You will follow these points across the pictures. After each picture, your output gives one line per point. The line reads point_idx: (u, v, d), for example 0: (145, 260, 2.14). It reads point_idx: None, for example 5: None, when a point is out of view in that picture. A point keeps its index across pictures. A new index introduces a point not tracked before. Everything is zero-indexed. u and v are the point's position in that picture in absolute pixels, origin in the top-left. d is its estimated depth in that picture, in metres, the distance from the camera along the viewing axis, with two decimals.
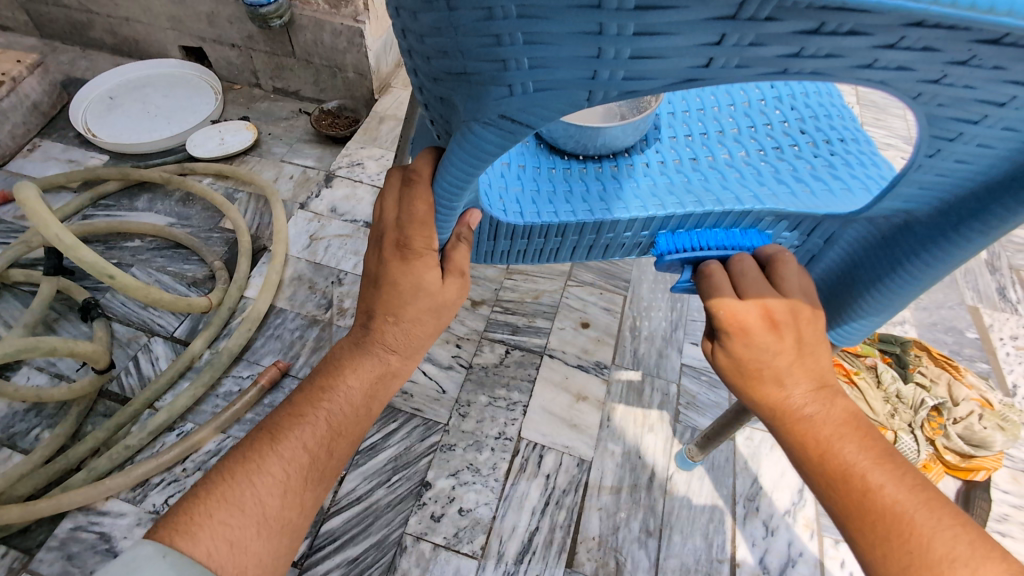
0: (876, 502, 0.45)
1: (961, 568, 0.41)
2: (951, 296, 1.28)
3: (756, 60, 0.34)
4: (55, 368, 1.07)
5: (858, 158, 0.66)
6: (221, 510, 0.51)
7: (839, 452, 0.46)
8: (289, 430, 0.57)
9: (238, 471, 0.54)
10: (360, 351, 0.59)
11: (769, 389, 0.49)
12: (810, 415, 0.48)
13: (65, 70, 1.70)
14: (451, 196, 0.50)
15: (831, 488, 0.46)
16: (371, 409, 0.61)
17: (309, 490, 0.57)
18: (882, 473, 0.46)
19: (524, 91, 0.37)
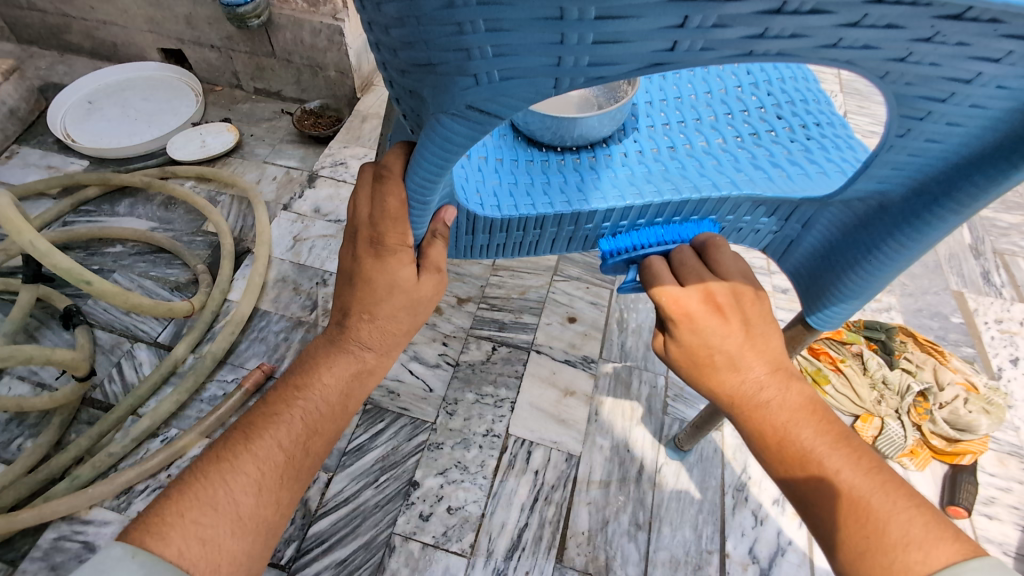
0: (824, 483, 0.45)
1: (915, 552, 0.41)
2: (936, 282, 1.29)
3: (721, 42, 0.34)
4: (37, 377, 1.06)
5: (834, 141, 0.66)
6: (193, 510, 0.50)
7: (795, 438, 0.47)
8: (263, 430, 0.57)
9: (212, 471, 0.53)
10: (336, 349, 0.59)
11: (715, 378, 0.49)
12: (761, 399, 0.48)
13: (42, 75, 1.68)
14: (421, 190, 0.49)
15: (787, 469, 0.47)
16: (348, 407, 0.61)
17: (285, 491, 0.56)
18: (833, 454, 0.46)
19: (489, 80, 0.36)
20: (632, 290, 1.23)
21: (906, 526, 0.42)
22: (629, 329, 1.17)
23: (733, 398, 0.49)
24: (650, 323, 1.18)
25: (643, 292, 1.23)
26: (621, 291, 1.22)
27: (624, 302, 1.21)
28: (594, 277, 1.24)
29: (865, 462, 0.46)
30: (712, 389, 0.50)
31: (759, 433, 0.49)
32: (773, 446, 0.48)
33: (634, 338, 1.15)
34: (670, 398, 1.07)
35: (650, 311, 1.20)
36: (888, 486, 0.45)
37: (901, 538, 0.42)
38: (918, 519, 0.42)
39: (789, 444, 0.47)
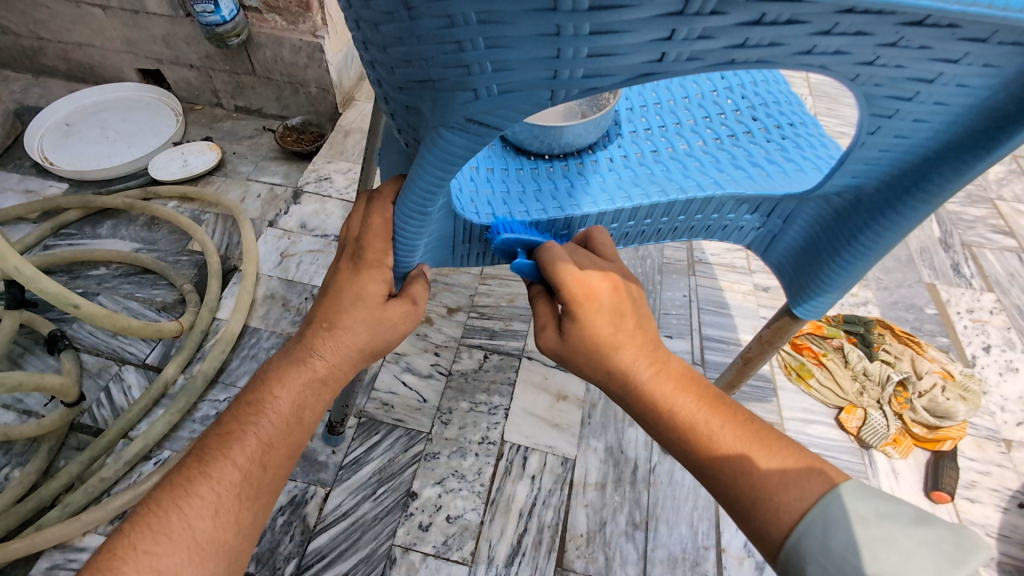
0: (709, 445, 0.51)
1: (791, 488, 0.47)
2: (909, 275, 1.34)
3: (705, 52, 0.37)
4: (23, 404, 1.04)
5: (808, 140, 0.69)
6: (146, 539, 0.48)
7: (675, 407, 0.52)
8: (216, 449, 0.53)
9: (165, 497, 0.50)
10: (291, 359, 0.56)
11: (611, 358, 0.53)
12: (647, 377, 0.53)
13: (17, 99, 1.66)
14: (409, 222, 0.52)
15: (672, 437, 0.53)
16: (305, 418, 0.57)
17: (245, 511, 0.52)
18: (711, 420, 0.52)
19: (488, 94, 0.39)
20: None
21: (775, 473, 0.48)
22: None
23: (625, 381, 0.54)
24: None
25: None
26: None
27: None
28: None
29: (741, 423, 0.52)
30: (608, 373, 0.54)
31: (645, 406, 0.53)
32: (658, 419, 0.53)
33: None
34: None
35: None
36: (765, 440, 0.50)
37: (776, 483, 0.47)
38: (786, 465, 0.48)
39: (674, 415, 0.52)
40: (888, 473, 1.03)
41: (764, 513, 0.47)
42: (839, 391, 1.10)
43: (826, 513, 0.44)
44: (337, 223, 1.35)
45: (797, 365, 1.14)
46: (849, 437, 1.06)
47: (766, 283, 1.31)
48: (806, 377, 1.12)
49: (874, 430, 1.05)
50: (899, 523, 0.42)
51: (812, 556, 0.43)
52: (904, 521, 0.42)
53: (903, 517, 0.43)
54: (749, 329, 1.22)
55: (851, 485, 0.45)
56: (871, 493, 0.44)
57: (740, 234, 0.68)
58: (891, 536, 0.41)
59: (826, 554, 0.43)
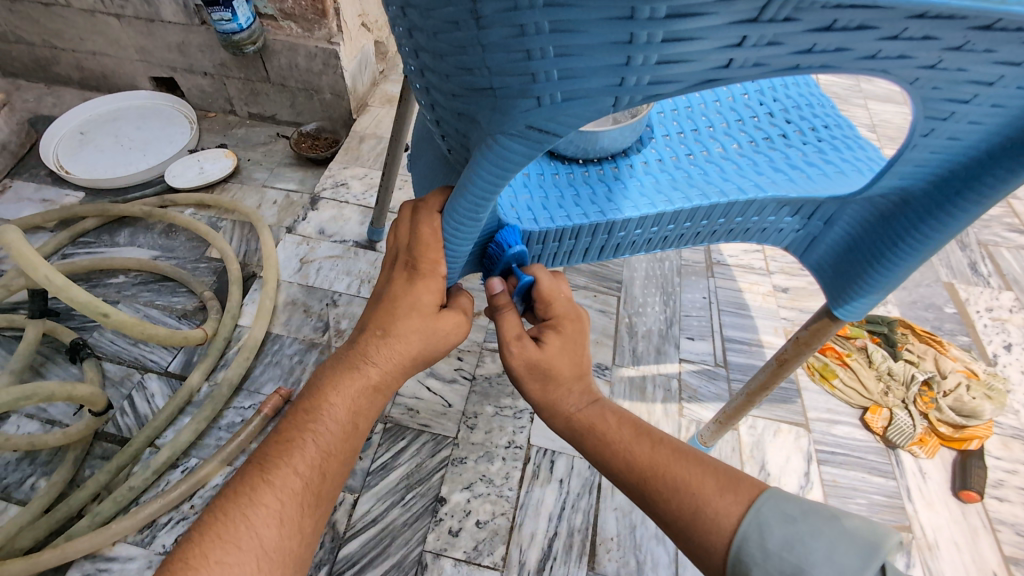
0: (642, 466, 0.56)
1: (699, 501, 0.52)
2: (927, 274, 1.34)
3: (771, 57, 0.36)
4: (47, 414, 1.04)
5: (844, 143, 0.70)
6: (218, 548, 0.48)
7: (600, 432, 0.59)
8: (277, 458, 0.54)
9: (230, 505, 0.51)
10: (343, 368, 0.56)
11: (554, 391, 0.60)
12: (578, 411, 0.60)
13: (30, 108, 1.66)
14: (461, 227, 0.52)
15: (611, 464, 0.58)
16: (361, 425, 0.57)
17: (306, 517, 0.53)
18: (643, 443, 0.57)
19: (552, 101, 0.39)
20: (638, 296, 1.25)
21: (708, 483, 0.53)
22: (639, 334, 1.19)
23: (563, 415, 0.61)
24: (659, 327, 1.20)
25: (649, 298, 1.25)
26: (628, 298, 1.25)
27: (631, 308, 1.23)
28: (600, 286, 1.27)
29: (670, 445, 0.57)
30: (550, 405, 0.61)
31: (584, 436, 0.60)
32: (594, 446, 0.59)
33: (645, 342, 1.18)
34: (684, 400, 1.10)
35: (657, 316, 1.22)
36: (693, 455, 0.56)
37: (709, 493, 0.52)
38: (717, 475, 0.53)
39: (611, 441, 0.58)
40: (915, 473, 1.03)
41: (704, 524, 0.51)
42: (863, 391, 1.10)
43: (759, 518, 0.48)
44: (355, 229, 1.35)
45: (820, 365, 1.14)
46: (875, 437, 1.07)
47: (784, 284, 1.31)
48: (830, 378, 1.12)
49: (900, 429, 1.05)
50: (820, 518, 0.47)
51: (755, 561, 0.47)
52: (823, 516, 0.47)
53: (823, 513, 0.47)
54: (770, 330, 1.22)
55: (773, 489, 0.51)
56: (790, 494, 0.49)
57: (779, 236, 0.69)
58: (817, 533, 0.46)
59: (766, 557, 0.47)
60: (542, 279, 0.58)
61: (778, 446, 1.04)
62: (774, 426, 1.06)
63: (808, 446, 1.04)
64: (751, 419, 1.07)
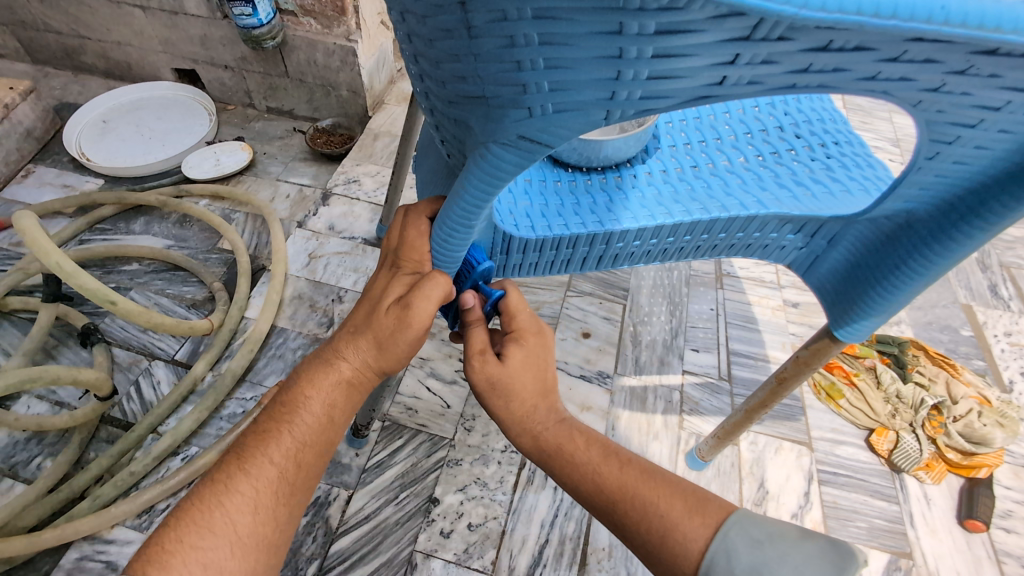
0: (609, 488, 0.55)
1: (669, 528, 0.50)
2: (944, 295, 1.30)
3: (767, 75, 0.36)
4: (56, 396, 1.07)
5: (854, 160, 0.69)
6: (192, 533, 0.49)
7: (568, 454, 0.57)
8: (254, 448, 0.55)
9: (208, 493, 0.52)
10: (322, 363, 0.57)
11: (520, 409, 0.57)
12: (543, 431, 0.59)
13: (57, 95, 1.70)
14: (451, 235, 0.52)
15: (579, 487, 0.56)
16: (337, 419, 0.58)
17: (282, 507, 0.54)
18: (609, 464, 0.56)
19: (543, 113, 0.38)
20: (645, 305, 1.24)
21: (676, 507, 0.52)
22: (643, 344, 1.18)
23: (532, 435, 0.59)
24: (664, 337, 1.19)
25: (656, 307, 1.24)
26: (634, 307, 1.24)
27: (636, 317, 1.22)
28: (607, 293, 1.26)
29: (637, 465, 0.56)
30: (515, 422, 0.58)
31: (552, 456, 0.58)
32: (560, 466, 0.58)
33: (648, 352, 1.16)
34: (685, 413, 1.09)
35: (662, 326, 1.21)
36: (660, 476, 0.55)
37: (677, 517, 0.51)
38: (683, 498, 0.52)
39: (577, 464, 0.57)
40: (919, 499, 1.00)
41: (672, 549, 0.50)
42: (870, 412, 1.07)
43: (726, 545, 0.48)
44: (364, 226, 1.36)
45: (827, 385, 1.12)
46: (880, 460, 1.04)
47: (795, 299, 1.29)
48: (836, 397, 1.10)
49: (906, 453, 1.03)
50: (788, 543, 0.46)
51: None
52: (789, 540, 0.46)
53: (790, 536, 0.46)
54: (778, 345, 1.20)
55: (742, 511, 0.50)
56: (759, 518, 0.48)
57: (782, 252, 0.68)
58: (783, 558, 0.45)
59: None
60: (510, 293, 0.58)
61: (779, 464, 1.02)
62: (775, 443, 1.04)
63: (810, 465, 1.02)
64: (752, 435, 1.05)
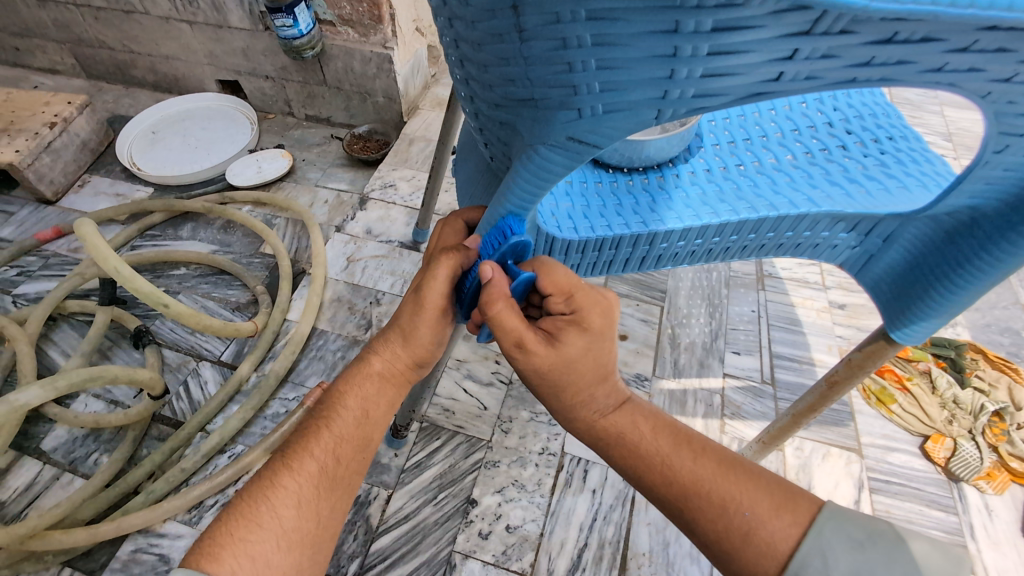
0: (681, 480, 0.53)
1: (758, 531, 0.50)
2: (1004, 296, 1.24)
3: (826, 71, 0.35)
4: (111, 395, 1.11)
5: (909, 155, 0.66)
6: (241, 527, 0.50)
7: (630, 440, 0.56)
8: (297, 445, 0.56)
9: (254, 489, 0.53)
10: (356, 362, 0.60)
11: (575, 399, 0.55)
12: (607, 419, 0.57)
13: (109, 108, 1.79)
14: (497, 234, 0.52)
15: (647, 476, 0.55)
16: (374, 413, 0.59)
17: (324, 501, 0.54)
18: (682, 454, 0.55)
19: (592, 114, 0.38)
20: (683, 307, 1.22)
21: (761, 503, 0.51)
22: (682, 346, 1.16)
23: (587, 422, 0.57)
24: (704, 340, 1.17)
25: (694, 309, 1.22)
26: (672, 308, 1.22)
27: (675, 319, 1.20)
28: (643, 295, 1.24)
29: (713, 456, 0.55)
30: (570, 412, 0.57)
31: (611, 442, 0.57)
32: (625, 453, 0.56)
33: (687, 355, 1.14)
34: (727, 416, 1.06)
35: (702, 327, 1.19)
36: (738, 467, 0.54)
37: (763, 512, 0.50)
38: (769, 492, 0.52)
39: (648, 450, 0.56)
40: (980, 509, 0.95)
41: (756, 546, 0.49)
42: (925, 418, 1.03)
43: (819, 543, 0.49)
44: (400, 229, 1.38)
45: (878, 389, 1.07)
46: (936, 468, 0.99)
47: (841, 300, 1.25)
48: (888, 403, 1.06)
49: (964, 462, 0.98)
50: (886, 543, 0.49)
51: None
52: (888, 542, 0.49)
53: (888, 537, 0.49)
54: (824, 348, 1.16)
55: (831, 507, 0.51)
56: (853, 515, 0.50)
57: (833, 252, 0.66)
58: (884, 560, 0.48)
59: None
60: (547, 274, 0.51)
61: (827, 470, 0.98)
62: (822, 449, 1.01)
63: (860, 472, 0.98)
64: (798, 441, 1.02)
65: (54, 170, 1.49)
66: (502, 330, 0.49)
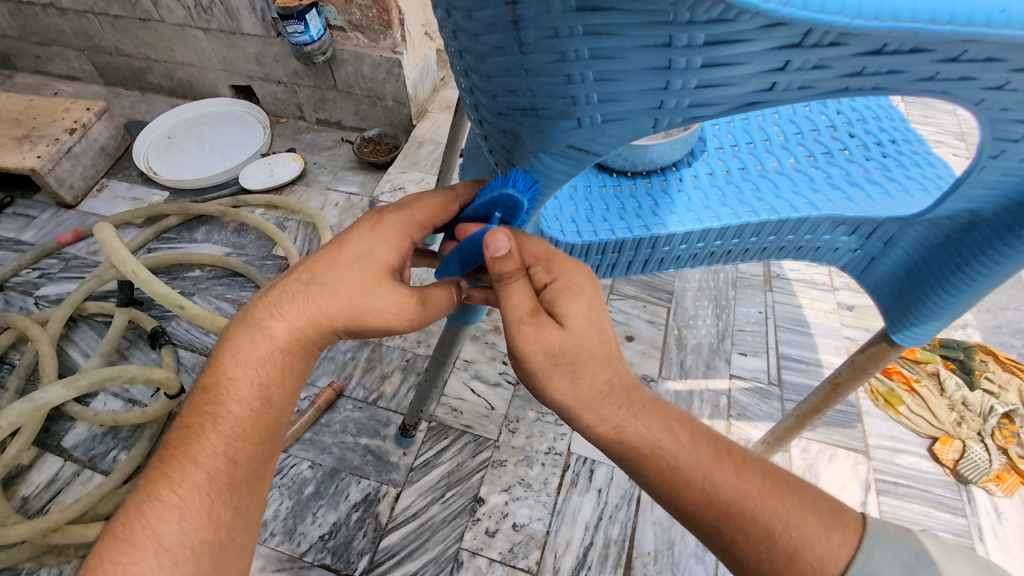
0: (725, 498, 0.48)
1: (808, 553, 0.47)
2: (1016, 297, 1.23)
3: (818, 81, 0.36)
4: (128, 394, 1.14)
5: (912, 159, 0.67)
6: (114, 548, 0.48)
7: (660, 451, 0.49)
8: (182, 449, 0.53)
9: (134, 504, 0.50)
10: (234, 344, 0.53)
11: (599, 396, 0.47)
12: (634, 426, 0.49)
13: (127, 114, 1.83)
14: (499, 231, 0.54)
15: (684, 491, 0.49)
16: (275, 399, 0.53)
17: (219, 505, 0.51)
18: (724, 467, 0.49)
19: (591, 122, 0.40)
20: (690, 308, 1.23)
21: (810, 522, 0.48)
22: (688, 347, 1.16)
23: (612, 426, 0.48)
24: (710, 341, 1.17)
25: (701, 310, 1.22)
26: (678, 309, 1.22)
27: (681, 320, 1.21)
28: (650, 296, 1.25)
29: (754, 469, 0.50)
30: (590, 413, 0.48)
31: (639, 452, 0.49)
32: (660, 468, 0.49)
33: (693, 356, 1.15)
34: (734, 417, 1.07)
35: (708, 329, 1.19)
36: (779, 481, 0.50)
37: (812, 531, 0.47)
38: (817, 511, 0.49)
39: (681, 463, 0.49)
40: (989, 512, 0.95)
41: (803, 569, 0.46)
42: (933, 420, 1.03)
43: (870, 566, 0.46)
44: None
45: (886, 391, 1.07)
46: (945, 470, 0.99)
47: (849, 301, 1.25)
48: (896, 404, 1.05)
49: (973, 464, 0.98)
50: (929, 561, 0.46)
51: None
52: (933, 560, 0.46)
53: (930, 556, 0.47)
54: (831, 349, 1.16)
55: (874, 523, 0.49)
56: (896, 535, 0.48)
57: (835, 255, 0.66)
58: None
59: None
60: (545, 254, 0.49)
61: (833, 471, 0.99)
62: (829, 451, 1.01)
63: (867, 474, 0.98)
64: (805, 442, 1.02)
65: (74, 175, 1.53)
66: (507, 303, 0.46)
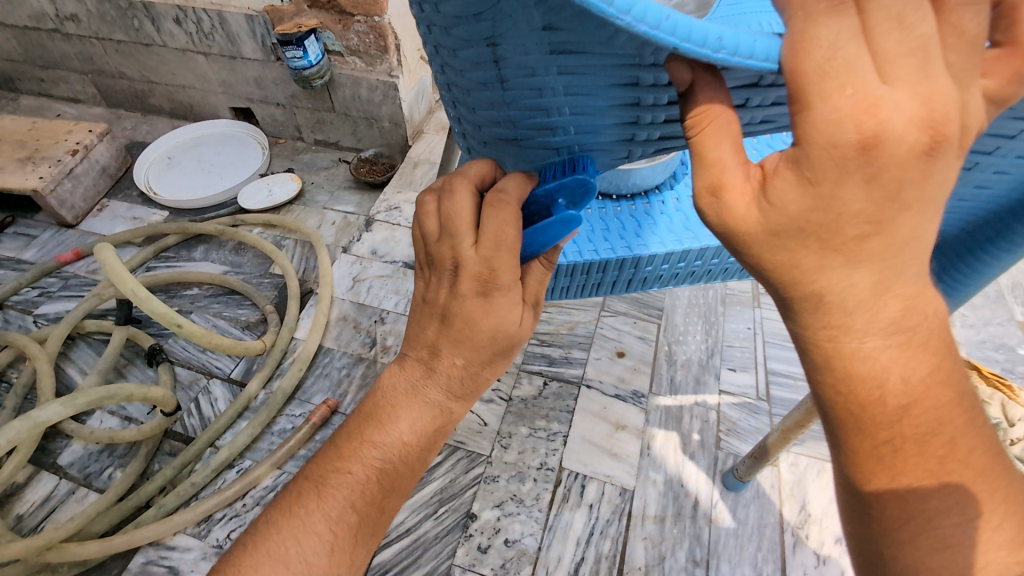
0: (942, 514, 0.37)
1: None
2: (998, 313, 1.26)
3: (778, 115, 0.38)
4: (125, 412, 1.16)
5: None
6: (269, 567, 0.51)
7: (914, 440, 0.36)
8: (334, 485, 0.55)
9: (286, 525, 0.54)
10: (416, 403, 0.53)
11: (872, 368, 0.34)
12: (911, 404, 0.35)
13: (128, 135, 1.86)
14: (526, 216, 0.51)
15: (908, 486, 0.37)
16: (423, 461, 0.56)
17: (359, 546, 0.55)
18: (967, 485, 0.37)
19: (569, 152, 0.44)
20: (679, 324, 1.25)
21: None
22: (678, 363, 1.18)
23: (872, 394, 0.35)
24: (699, 356, 1.19)
25: (690, 326, 1.25)
26: (668, 325, 1.25)
27: (671, 336, 1.23)
28: (641, 312, 1.27)
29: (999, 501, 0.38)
30: (850, 370, 0.35)
31: (883, 428, 0.36)
32: (906, 455, 0.36)
33: (683, 372, 1.17)
34: (723, 432, 1.08)
35: (698, 345, 1.21)
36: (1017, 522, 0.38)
37: None
38: None
39: (932, 458, 0.36)
40: None
41: None
42: None
43: None
44: (405, 250, 1.43)
45: None
46: None
47: None
48: None
49: None
50: None
51: None
52: None
53: None
54: None
55: None
56: None
57: None
58: None
59: None
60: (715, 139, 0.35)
61: (821, 486, 1.01)
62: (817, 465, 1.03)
63: None
64: (793, 456, 1.04)
65: (75, 195, 1.55)
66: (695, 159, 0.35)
